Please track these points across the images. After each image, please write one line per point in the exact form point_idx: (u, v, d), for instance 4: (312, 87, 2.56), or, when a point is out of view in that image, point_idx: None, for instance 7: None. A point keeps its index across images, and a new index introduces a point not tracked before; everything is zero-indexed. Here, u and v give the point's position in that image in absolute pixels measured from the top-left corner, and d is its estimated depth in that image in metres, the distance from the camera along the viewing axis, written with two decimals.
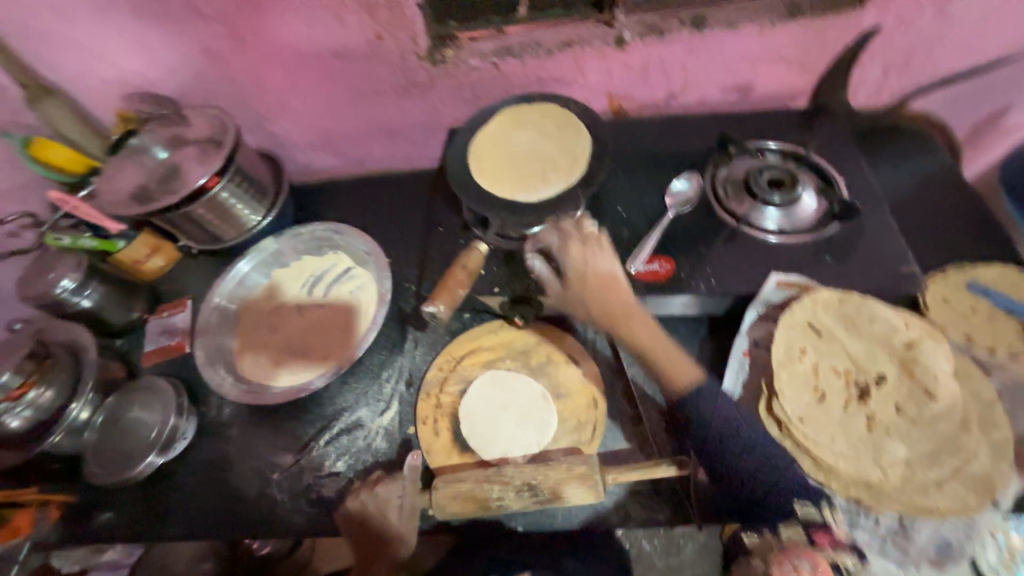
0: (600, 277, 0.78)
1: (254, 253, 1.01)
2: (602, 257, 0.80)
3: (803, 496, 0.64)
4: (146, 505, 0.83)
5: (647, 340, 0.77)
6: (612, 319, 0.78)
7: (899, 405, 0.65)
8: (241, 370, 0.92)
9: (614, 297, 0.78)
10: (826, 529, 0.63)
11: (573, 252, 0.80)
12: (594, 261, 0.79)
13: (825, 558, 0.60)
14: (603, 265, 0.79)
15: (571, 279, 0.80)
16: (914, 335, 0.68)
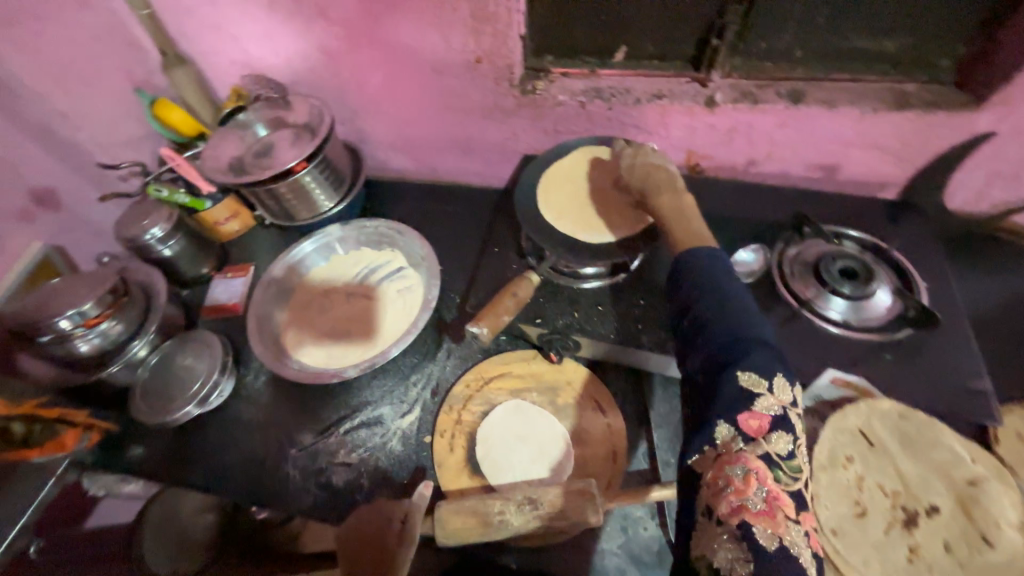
0: (643, 167, 0.84)
1: (320, 236, 1.08)
2: (654, 157, 0.85)
3: (742, 362, 0.59)
4: (175, 449, 0.89)
5: (669, 209, 0.78)
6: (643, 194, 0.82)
7: (948, 543, 0.59)
8: (283, 342, 0.97)
9: (651, 178, 0.82)
10: (755, 415, 0.56)
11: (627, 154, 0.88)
12: (645, 157, 0.85)
13: (757, 454, 0.54)
14: (648, 158, 0.85)
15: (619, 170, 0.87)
16: (980, 472, 0.63)
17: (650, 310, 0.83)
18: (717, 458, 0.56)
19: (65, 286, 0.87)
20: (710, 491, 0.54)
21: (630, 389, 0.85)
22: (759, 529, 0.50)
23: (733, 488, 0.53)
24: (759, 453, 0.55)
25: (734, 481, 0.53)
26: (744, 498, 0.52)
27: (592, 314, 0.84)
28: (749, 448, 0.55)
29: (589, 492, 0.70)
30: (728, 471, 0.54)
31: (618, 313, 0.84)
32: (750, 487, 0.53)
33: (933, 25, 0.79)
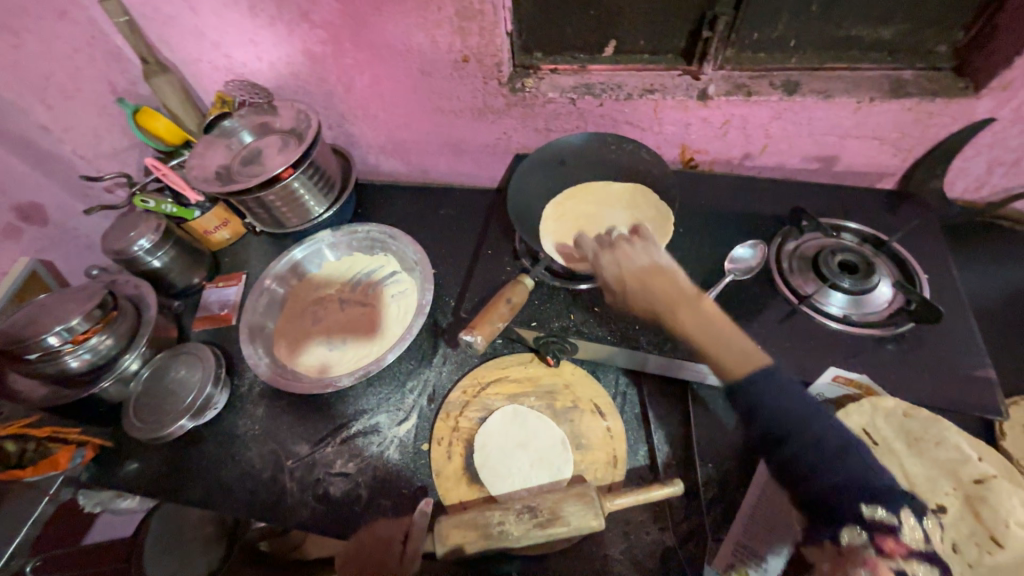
0: (638, 273, 0.71)
1: (310, 243, 1.07)
2: (638, 252, 0.74)
3: (874, 498, 0.52)
4: (170, 463, 0.88)
5: (696, 329, 0.64)
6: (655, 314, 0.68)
7: (956, 544, 0.58)
8: (276, 353, 0.95)
9: (656, 283, 0.69)
10: (894, 533, 0.51)
11: (606, 259, 0.75)
12: (631, 258, 0.73)
13: (888, 566, 0.51)
14: (638, 257, 0.73)
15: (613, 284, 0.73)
16: (988, 470, 0.61)
17: None
18: (838, 556, 0.52)
19: (53, 301, 0.85)
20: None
21: (629, 389, 0.84)
22: None
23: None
24: (888, 566, 0.51)
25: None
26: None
27: (588, 317, 0.82)
28: (880, 558, 0.51)
29: (589, 499, 0.70)
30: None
31: (614, 314, 0.82)
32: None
33: (929, 11, 0.77)
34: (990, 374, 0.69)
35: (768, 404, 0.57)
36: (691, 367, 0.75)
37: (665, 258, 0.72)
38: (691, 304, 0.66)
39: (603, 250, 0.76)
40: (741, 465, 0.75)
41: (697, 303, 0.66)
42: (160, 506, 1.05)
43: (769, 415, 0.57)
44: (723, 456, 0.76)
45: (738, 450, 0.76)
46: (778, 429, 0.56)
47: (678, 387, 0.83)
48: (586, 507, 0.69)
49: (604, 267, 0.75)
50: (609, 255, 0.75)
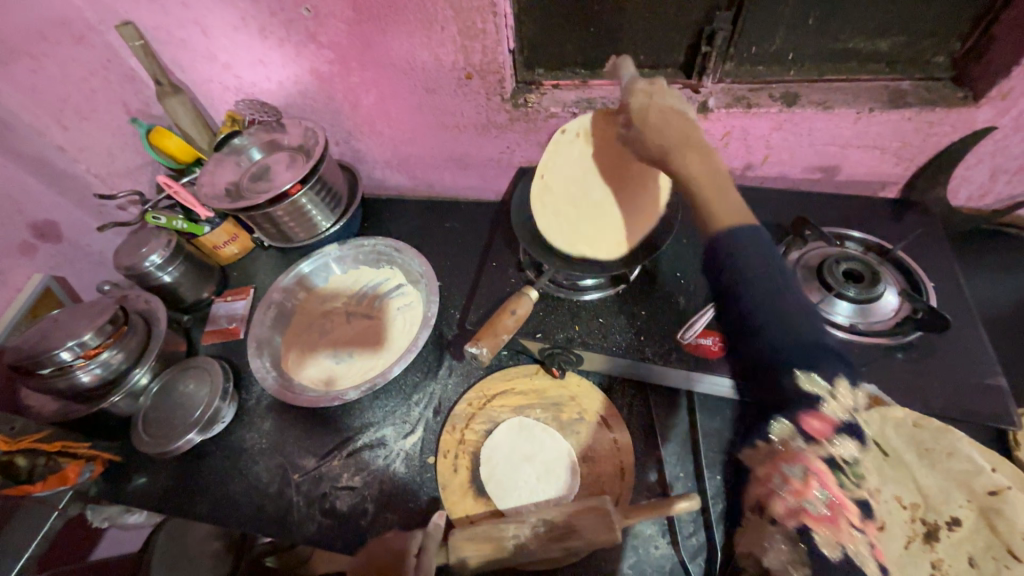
0: (660, 111, 0.71)
1: (317, 256, 1.08)
2: (669, 94, 0.73)
3: (810, 367, 0.55)
4: (177, 478, 0.88)
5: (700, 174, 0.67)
6: (665, 152, 0.69)
7: (974, 560, 0.56)
8: (282, 366, 0.96)
9: (669, 123, 0.70)
10: (820, 416, 0.55)
11: (637, 91, 0.74)
12: (655, 99, 0.73)
13: (815, 453, 0.56)
14: (662, 101, 0.72)
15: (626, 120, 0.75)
16: (1002, 481, 0.58)
17: (650, 322, 0.81)
18: (774, 455, 0.58)
19: (66, 318, 0.87)
20: (761, 485, 0.59)
21: (635, 399, 0.84)
22: (819, 532, 0.55)
23: (790, 491, 0.57)
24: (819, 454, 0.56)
25: (794, 482, 0.57)
26: (802, 501, 0.56)
27: (593, 328, 0.82)
28: (808, 447, 0.56)
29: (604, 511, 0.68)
30: (786, 473, 0.57)
31: (618, 325, 0.82)
32: (810, 488, 0.56)
33: (925, 23, 0.78)
34: (1000, 382, 0.69)
35: (736, 268, 0.61)
36: (700, 377, 0.75)
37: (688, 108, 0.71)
38: (695, 148, 0.68)
39: (636, 87, 0.75)
40: None
41: (702, 149, 0.68)
42: (167, 523, 1.06)
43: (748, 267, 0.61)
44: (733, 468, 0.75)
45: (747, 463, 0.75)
46: (745, 292, 0.60)
47: (685, 398, 0.82)
48: (601, 522, 0.67)
49: (631, 95, 0.75)
50: (639, 92, 0.74)
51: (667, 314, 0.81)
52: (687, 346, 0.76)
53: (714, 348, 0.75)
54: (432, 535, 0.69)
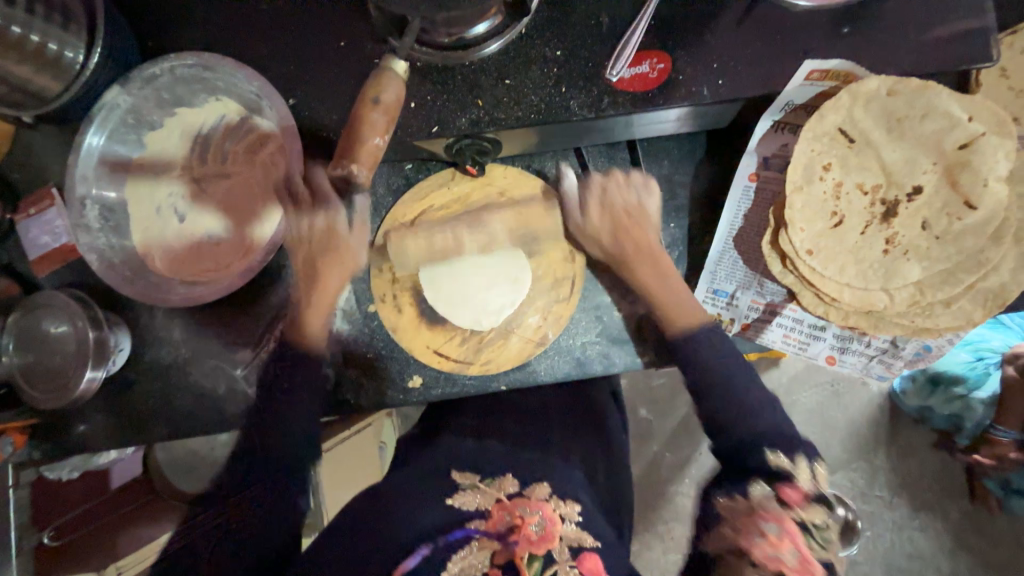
0: (622, 210, 0.66)
1: (102, 115, 0.72)
2: (631, 184, 0.66)
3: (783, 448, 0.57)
4: (115, 416, 0.79)
5: (650, 289, 0.65)
6: (621, 260, 0.66)
7: (928, 221, 0.52)
8: (154, 267, 0.76)
9: (634, 234, 0.65)
10: (794, 485, 0.54)
11: (594, 184, 0.67)
12: (616, 195, 0.66)
13: (793, 518, 0.52)
14: (627, 197, 0.66)
15: (592, 230, 0.66)
16: (977, 130, 0.50)
17: (570, 64, 0.60)
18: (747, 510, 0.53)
19: None
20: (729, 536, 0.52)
21: (573, 172, 0.71)
22: None
23: (766, 544, 0.50)
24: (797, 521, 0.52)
25: (769, 537, 0.50)
26: (777, 556, 0.49)
27: (500, 95, 0.61)
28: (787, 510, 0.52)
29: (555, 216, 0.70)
30: (762, 524, 0.51)
31: (531, 80, 0.60)
32: (784, 546, 0.50)
33: None
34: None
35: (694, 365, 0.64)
36: (643, 118, 0.62)
37: (654, 207, 0.66)
38: (645, 257, 0.66)
39: (588, 190, 0.67)
40: (707, 218, 0.68)
41: (662, 261, 0.66)
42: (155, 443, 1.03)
43: (703, 379, 0.63)
44: (686, 212, 0.69)
45: (700, 200, 0.69)
46: (705, 387, 0.62)
47: (627, 152, 0.70)
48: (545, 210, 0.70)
49: (591, 211, 0.66)
50: (594, 200, 0.66)
51: (591, 44, 0.60)
52: (619, 83, 0.59)
53: (653, 75, 0.59)
54: (359, 212, 0.70)
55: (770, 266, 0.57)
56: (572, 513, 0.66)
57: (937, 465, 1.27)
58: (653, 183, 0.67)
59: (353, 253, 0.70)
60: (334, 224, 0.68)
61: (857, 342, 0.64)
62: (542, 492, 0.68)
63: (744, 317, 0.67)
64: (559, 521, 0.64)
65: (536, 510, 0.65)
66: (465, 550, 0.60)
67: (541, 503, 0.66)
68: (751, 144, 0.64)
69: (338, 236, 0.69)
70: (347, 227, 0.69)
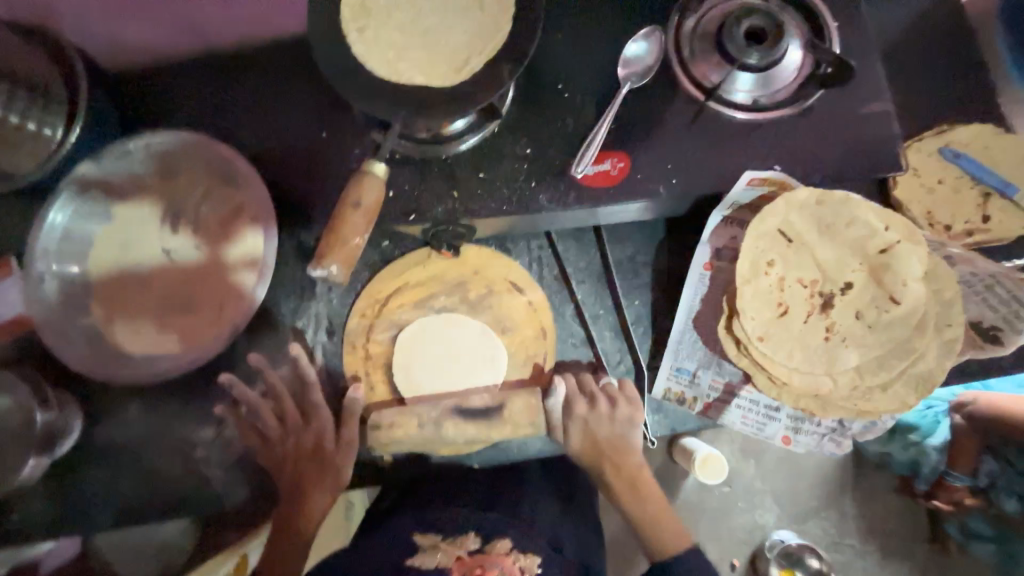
0: (607, 442, 0.70)
1: (69, 192, 0.72)
2: (618, 416, 0.69)
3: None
4: (56, 502, 0.73)
5: (635, 515, 0.71)
6: (605, 476, 0.72)
7: (860, 311, 0.58)
8: (112, 342, 0.73)
9: (611, 456, 0.70)
10: None
11: (582, 414, 0.69)
12: (599, 428, 0.69)
13: None
14: (612, 430, 0.69)
15: (576, 450, 0.71)
16: (892, 239, 0.58)
17: (539, 161, 0.65)
18: None
19: None
20: None
21: (543, 251, 0.75)
22: None
23: None
24: None
25: None
26: None
27: (473, 187, 0.65)
28: None
29: (538, 418, 0.68)
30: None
31: (503, 174, 0.65)
32: None
33: None
34: (886, 108, 0.65)
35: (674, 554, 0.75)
36: (607, 210, 0.67)
37: (635, 433, 0.70)
38: (621, 472, 0.71)
39: (574, 411, 0.69)
40: (668, 296, 0.73)
41: (641, 481, 0.72)
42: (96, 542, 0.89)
43: None
44: (649, 288, 0.74)
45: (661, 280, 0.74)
46: None
47: (593, 235, 0.75)
48: (529, 411, 0.68)
49: (574, 433, 0.69)
50: (577, 424, 0.69)
51: (559, 144, 0.66)
52: (585, 178, 0.64)
53: (614, 172, 0.65)
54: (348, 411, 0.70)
55: (726, 350, 0.60)
56: (531, 565, 0.69)
57: (901, 511, 1.31)
58: (632, 390, 0.70)
59: (338, 465, 0.72)
60: (323, 437, 0.72)
61: (808, 422, 0.69)
62: (505, 545, 0.70)
63: (706, 396, 0.71)
64: (520, 574, 0.68)
65: (497, 564, 0.68)
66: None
67: (502, 558, 0.69)
68: (705, 236, 0.70)
69: (326, 447, 0.72)
70: (334, 441, 0.72)
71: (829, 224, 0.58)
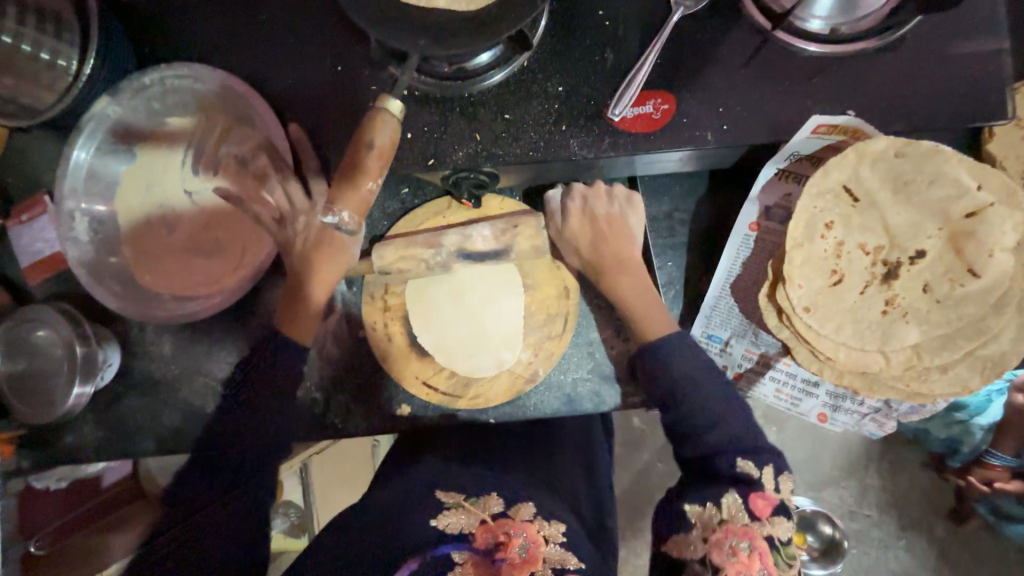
0: (609, 230, 0.67)
1: (90, 127, 0.71)
2: (613, 199, 0.68)
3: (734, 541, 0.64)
4: (102, 428, 0.78)
5: (628, 295, 0.66)
6: (596, 269, 0.67)
7: (928, 284, 0.51)
8: (142, 283, 0.74)
9: (611, 246, 0.67)
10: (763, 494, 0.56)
11: (574, 214, 0.68)
12: (597, 207, 0.67)
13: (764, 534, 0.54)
14: (609, 206, 0.67)
15: (573, 240, 0.68)
16: (985, 200, 0.49)
17: (573, 101, 0.58)
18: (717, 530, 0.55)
19: None
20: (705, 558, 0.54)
21: (570, 205, 0.70)
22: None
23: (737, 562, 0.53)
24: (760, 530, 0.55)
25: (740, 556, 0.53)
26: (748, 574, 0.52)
27: (498, 130, 0.59)
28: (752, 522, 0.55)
29: (539, 221, 0.69)
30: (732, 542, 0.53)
31: (531, 115, 0.59)
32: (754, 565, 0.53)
33: None
34: (997, 42, 0.54)
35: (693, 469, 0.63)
36: (644, 160, 0.60)
37: (634, 217, 0.67)
38: (629, 270, 0.67)
39: (570, 199, 0.68)
40: (705, 260, 0.68)
41: (632, 270, 0.66)
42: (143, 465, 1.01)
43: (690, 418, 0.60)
44: (684, 250, 0.69)
45: (699, 242, 0.68)
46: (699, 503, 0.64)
47: (627, 188, 0.69)
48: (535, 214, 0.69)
49: (571, 215, 0.68)
50: (575, 203, 0.68)
51: (595, 81, 0.58)
52: (622, 123, 0.57)
53: (656, 115, 0.57)
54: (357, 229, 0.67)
55: (766, 318, 0.56)
56: (556, 535, 0.64)
57: (930, 489, 1.26)
58: (636, 197, 0.68)
59: (341, 253, 0.68)
60: (329, 228, 0.68)
61: (849, 401, 0.64)
62: (528, 512, 0.65)
63: (737, 367, 0.67)
64: (543, 543, 0.62)
65: (521, 532, 0.62)
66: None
67: (525, 524, 0.63)
68: (753, 193, 0.63)
69: (330, 230, 0.68)
70: (340, 229, 0.68)
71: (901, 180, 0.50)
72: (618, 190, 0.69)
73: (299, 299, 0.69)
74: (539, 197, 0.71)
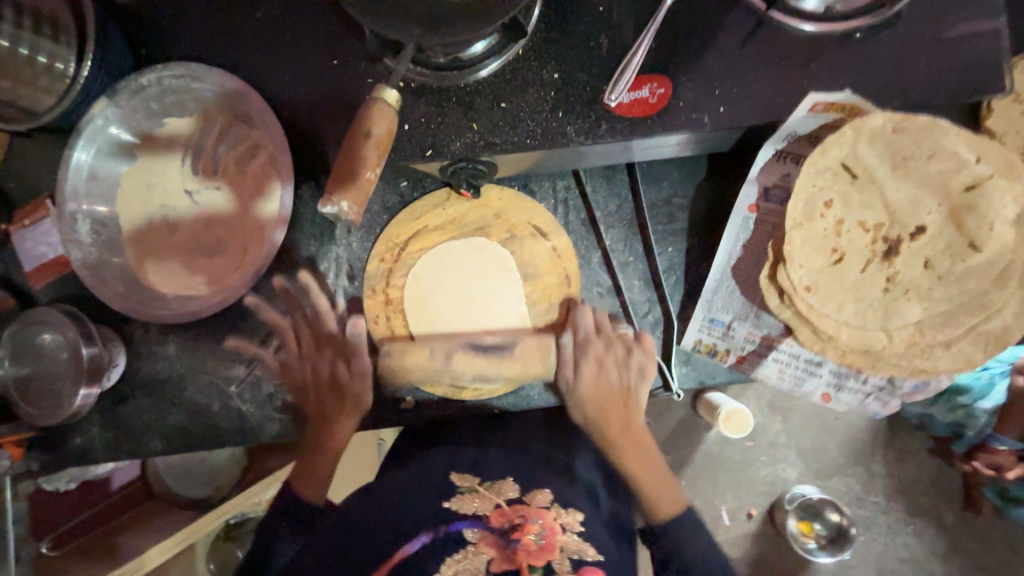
0: (616, 397, 0.68)
1: (91, 129, 0.72)
2: (628, 373, 0.68)
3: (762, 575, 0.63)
4: (111, 429, 0.79)
5: (633, 463, 0.69)
6: (608, 440, 0.70)
7: (930, 259, 0.51)
8: (146, 283, 0.75)
9: (618, 411, 0.68)
10: None
11: (587, 361, 0.68)
12: (609, 368, 0.68)
13: None
14: (622, 377, 0.68)
15: (581, 395, 0.68)
16: (984, 173, 0.49)
17: (568, 87, 0.58)
18: None
19: None
20: None
21: (569, 193, 0.71)
22: None
23: None
24: None
25: None
26: None
27: (495, 119, 0.59)
28: None
29: (549, 361, 0.69)
30: None
31: (528, 104, 0.59)
32: None
33: None
34: (994, 15, 0.54)
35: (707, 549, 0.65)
36: (642, 144, 0.60)
37: (644, 394, 0.68)
38: (633, 439, 0.69)
39: (585, 357, 0.68)
40: (706, 245, 0.68)
41: (639, 439, 0.70)
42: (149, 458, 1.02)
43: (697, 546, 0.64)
44: (684, 236, 0.69)
45: (698, 227, 0.68)
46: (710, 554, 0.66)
47: (625, 174, 0.69)
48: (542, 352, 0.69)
49: (584, 378, 0.68)
50: (589, 364, 0.68)
51: (591, 68, 0.58)
52: (618, 109, 0.57)
53: (652, 100, 0.57)
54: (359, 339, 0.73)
55: (767, 300, 0.56)
56: (573, 523, 0.63)
57: (938, 474, 1.26)
58: (650, 368, 0.67)
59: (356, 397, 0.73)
60: (338, 374, 0.73)
61: (852, 379, 0.65)
62: (542, 501, 0.64)
63: (740, 349, 0.67)
64: (560, 531, 0.60)
65: (537, 517, 0.61)
66: (460, 553, 0.56)
67: (541, 512, 0.62)
68: (752, 174, 0.63)
69: (342, 379, 0.73)
70: (348, 377, 0.73)
71: (902, 152, 0.50)
72: (626, 348, 0.68)
73: (319, 447, 0.75)
74: (557, 327, 0.70)
